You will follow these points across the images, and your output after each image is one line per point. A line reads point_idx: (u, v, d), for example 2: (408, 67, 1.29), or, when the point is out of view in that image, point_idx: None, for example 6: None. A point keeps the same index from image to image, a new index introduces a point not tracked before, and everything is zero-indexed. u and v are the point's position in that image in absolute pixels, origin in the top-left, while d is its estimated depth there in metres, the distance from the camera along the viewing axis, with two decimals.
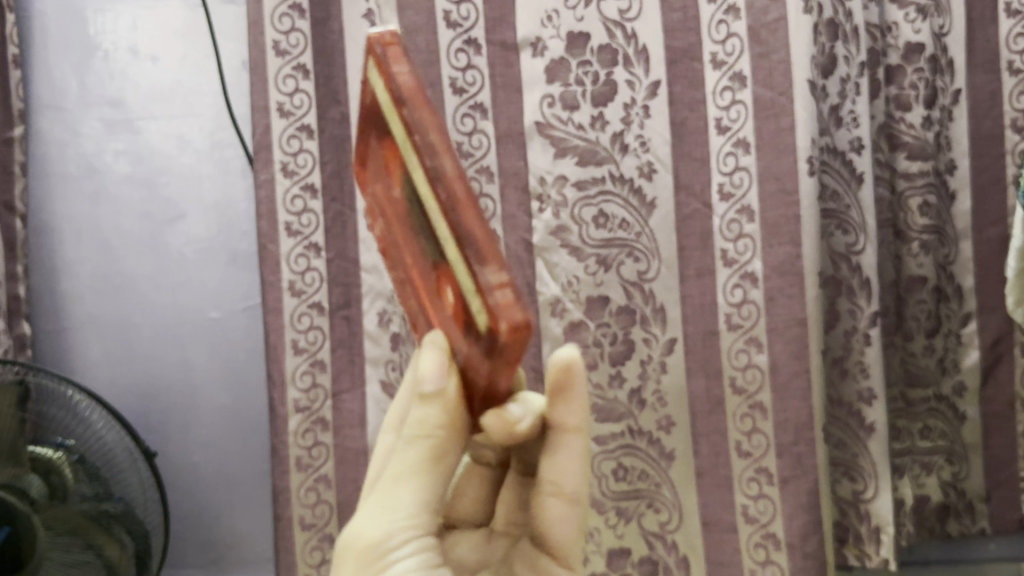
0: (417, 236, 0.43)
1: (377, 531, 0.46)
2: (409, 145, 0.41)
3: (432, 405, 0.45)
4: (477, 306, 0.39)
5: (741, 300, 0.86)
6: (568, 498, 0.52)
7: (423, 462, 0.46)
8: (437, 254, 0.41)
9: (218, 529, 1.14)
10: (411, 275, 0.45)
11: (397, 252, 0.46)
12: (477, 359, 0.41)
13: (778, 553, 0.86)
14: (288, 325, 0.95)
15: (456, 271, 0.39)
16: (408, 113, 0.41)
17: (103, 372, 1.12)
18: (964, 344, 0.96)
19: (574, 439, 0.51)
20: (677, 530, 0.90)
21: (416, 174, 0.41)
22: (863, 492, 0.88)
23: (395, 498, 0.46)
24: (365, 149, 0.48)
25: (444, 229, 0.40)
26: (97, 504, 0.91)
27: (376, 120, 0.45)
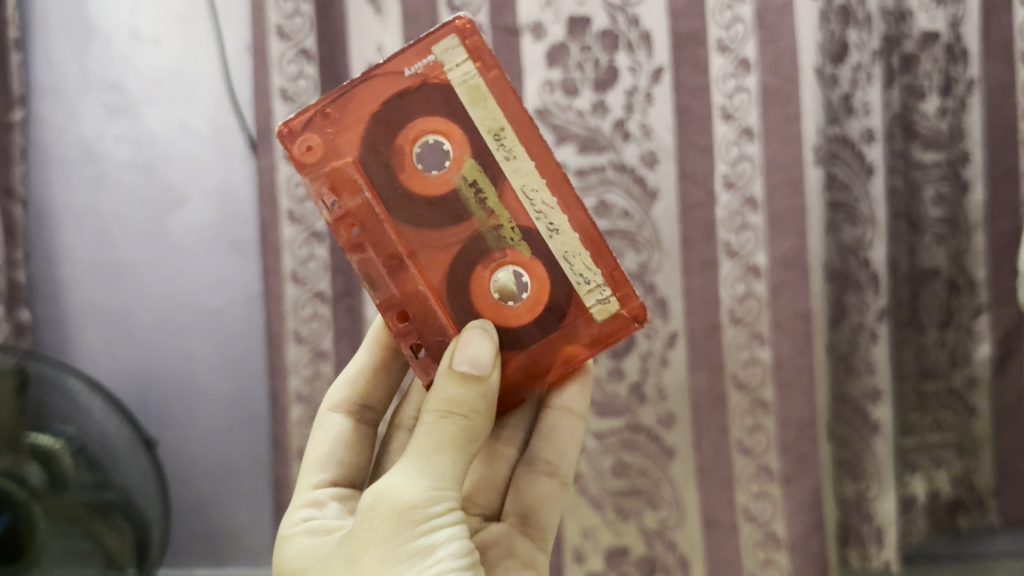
0: (490, 222, 0.62)
1: (422, 495, 0.53)
2: (521, 140, 0.60)
3: (470, 387, 0.56)
4: (594, 291, 0.62)
5: (744, 293, 0.84)
6: (559, 478, 0.74)
7: (459, 437, 0.55)
8: (531, 240, 0.62)
9: (215, 517, 1.14)
10: (456, 255, 0.63)
11: (437, 232, 0.63)
12: (555, 334, 0.63)
13: (778, 552, 0.84)
14: (290, 314, 0.93)
15: (572, 256, 0.61)
16: (517, 112, 0.60)
17: (105, 358, 1.12)
18: (975, 338, 0.93)
19: (572, 427, 0.74)
20: (677, 528, 0.88)
21: (521, 166, 0.61)
22: (866, 491, 0.86)
23: (434, 468, 0.54)
24: (384, 129, 0.62)
25: (560, 221, 0.61)
26: (96, 493, 0.91)
27: (434, 103, 0.61)
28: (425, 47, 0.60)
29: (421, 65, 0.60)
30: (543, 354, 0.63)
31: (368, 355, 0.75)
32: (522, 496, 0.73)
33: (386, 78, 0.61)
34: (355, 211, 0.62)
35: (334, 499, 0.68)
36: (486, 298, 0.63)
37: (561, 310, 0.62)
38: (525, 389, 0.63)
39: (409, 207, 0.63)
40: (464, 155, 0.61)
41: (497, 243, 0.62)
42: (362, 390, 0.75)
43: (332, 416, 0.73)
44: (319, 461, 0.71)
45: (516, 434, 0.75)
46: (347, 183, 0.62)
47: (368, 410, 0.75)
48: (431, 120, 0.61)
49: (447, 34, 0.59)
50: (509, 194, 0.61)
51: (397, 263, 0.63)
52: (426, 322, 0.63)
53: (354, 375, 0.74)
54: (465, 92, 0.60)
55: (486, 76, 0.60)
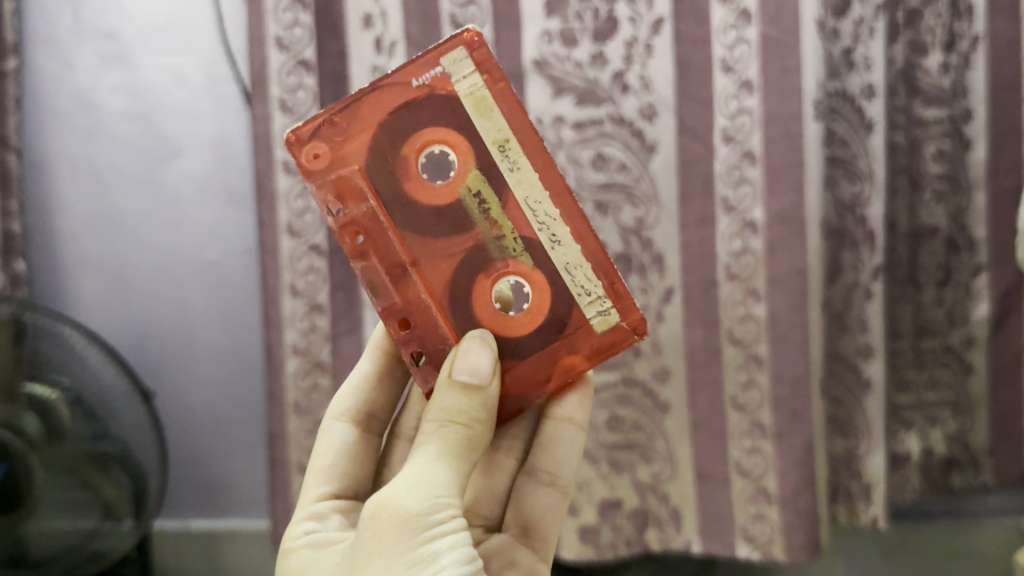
0: (493, 233, 0.58)
1: (424, 502, 0.50)
2: (527, 152, 0.57)
3: (471, 397, 0.54)
4: (594, 302, 0.58)
5: (741, 249, 0.81)
6: (559, 489, 0.70)
7: (461, 445, 0.53)
8: (533, 252, 0.58)
9: (213, 468, 1.15)
10: (458, 265, 0.59)
11: (441, 242, 0.59)
12: (554, 345, 0.58)
13: (768, 508, 0.82)
14: (286, 266, 0.92)
15: (573, 267, 0.58)
16: (524, 123, 0.57)
17: (101, 311, 1.12)
18: (973, 297, 0.92)
19: (573, 438, 0.69)
20: (669, 482, 0.88)
21: (525, 178, 0.57)
22: (857, 449, 0.86)
23: (436, 474, 0.51)
24: (391, 137, 0.58)
25: (563, 232, 0.58)
26: (93, 444, 0.93)
27: (438, 111, 0.57)
28: (433, 58, 0.57)
29: (430, 75, 0.57)
30: (542, 365, 0.58)
31: (371, 363, 0.71)
32: (524, 507, 0.70)
33: (393, 89, 0.57)
34: (359, 219, 0.58)
35: (336, 512, 0.64)
36: (488, 310, 0.59)
37: (561, 322, 0.58)
38: (526, 398, 0.59)
39: (413, 215, 0.59)
40: (469, 166, 0.57)
41: (499, 253, 0.58)
42: (368, 399, 0.70)
43: (336, 425, 0.69)
44: (322, 472, 0.66)
45: (516, 443, 0.71)
46: (354, 191, 0.58)
47: (373, 419, 0.71)
48: (437, 129, 0.57)
49: (455, 46, 0.56)
50: (513, 207, 0.57)
51: (399, 271, 0.59)
52: (428, 330, 0.59)
53: (358, 383, 0.70)
54: (471, 104, 0.57)
55: (492, 88, 0.57)
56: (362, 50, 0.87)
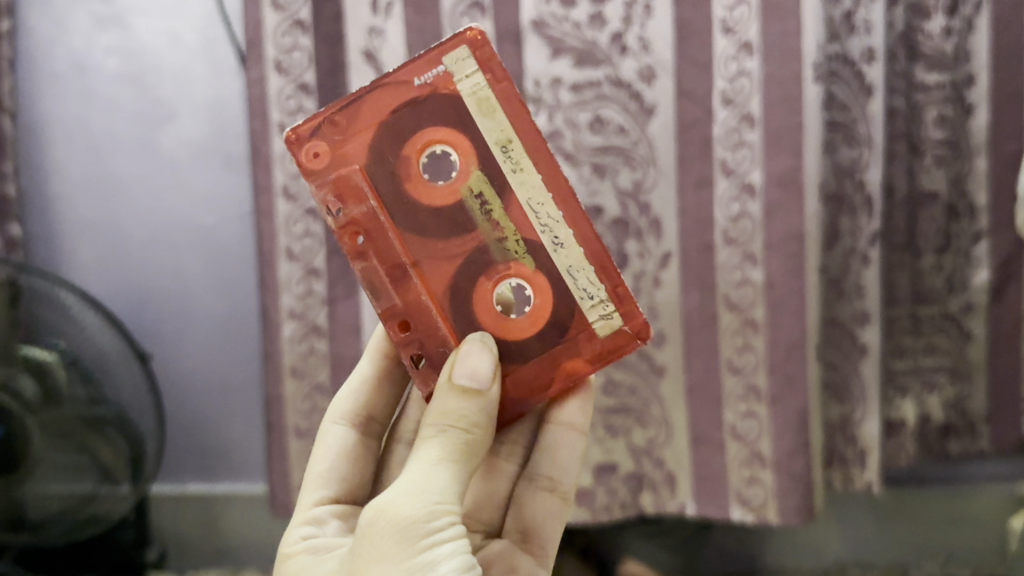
0: (495, 234, 0.58)
1: (422, 509, 0.49)
2: (529, 152, 0.57)
3: (471, 401, 0.52)
4: (596, 306, 0.58)
5: (737, 214, 0.80)
6: (560, 494, 0.68)
7: (459, 450, 0.52)
8: (535, 253, 0.57)
9: (209, 432, 1.16)
10: (459, 266, 0.58)
11: (441, 243, 0.58)
12: (556, 349, 0.58)
13: (762, 472, 0.83)
14: (282, 229, 0.91)
15: (575, 270, 0.57)
16: (527, 123, 0.57)
17: (98, 274, 1.12)
18: (973, 263, 0.92)
19: (573, 443, 0.68)
20: (664, 447, 0.87)
21: (527, 179, 0.57)
22: (852, 414, 0.86)
23: (435, 479, 0.50)
24: (392, 136, 0.58)
25: (565, 234, 0.57)
26: (89, 408, 0.93)
27: (440, 110, 0.57)
28: (435, 57, 0.57)
29: (432, 75, 0.57)
30: (543, 369, 0.58)
31: (369, 366, 0.70)
32: (524, 513, 0.67)
33: (395, 88, 0.57)
34: (360, 219, 0.58)
35: (336, 516, 0.64)
36: (489, 312, 0.58)
37: (563, 325, 0.58)
38: (526, 403, 0.58)
39: (413, 215, 0.58)
40: (471, 166, 0.57)
41: (501, 254, 0.58)
42: (366, 402, 0.69)
43: (333, 429, 0.68)
44: (321, 476, 0.66)
45: (517, 448, 0.70)
46: (354, 191, 0.58)
47: (372, 423, 0.70)
48: (439, 129, 0.57)
49: (458, 45, 0.56)
50: (515, 207, 0.57)
51: (400, 272, 0.58)
52: (429, 333, 0.58)
53: (357, 387, 0.69)
54: (473, 104, 0.57)
55: (495, 88, 0.57)
56: (358, 8, 0.83)
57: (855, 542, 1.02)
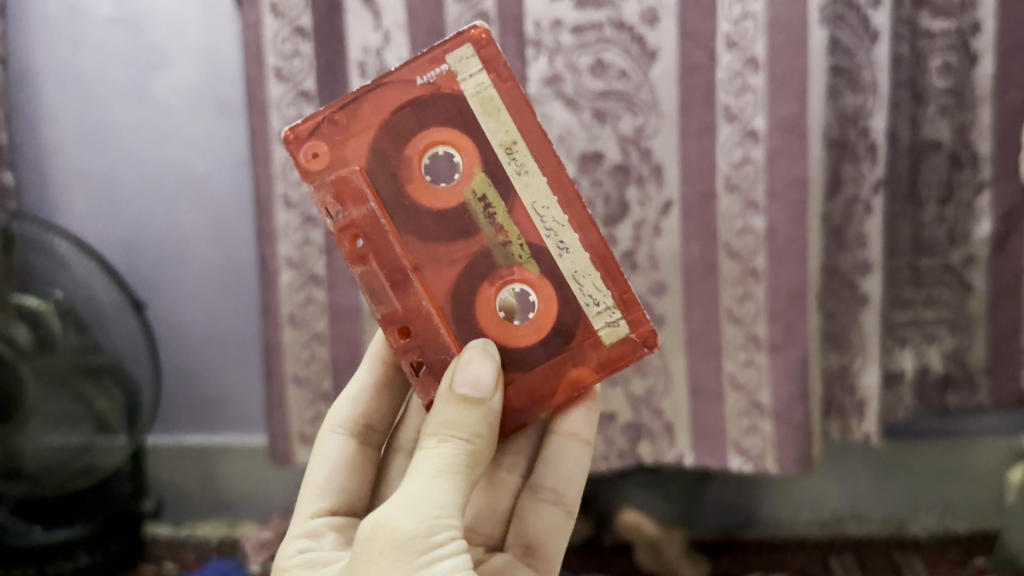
0: (498, 238, 0.56)
1: (420, 523, 0.46)
2: (534, 154, 0.55)
3: (472, 410, 0.50)
4: (602, 312, 0.56)
5: (741, 160, 0.78)
6: (564, 507, 0.64)
7: (462, 463, 0.49)
8: (539, 258, 0.56)
9: (205, 382, 1.15)
10: (461, 272, 0.56)
11: (443, 246, 0.56)
12: (560, 357, 0.56)
13: (762, 421, 0.82)
14: (279, 176, 0.89)
15: (581, 276, 0.56)
16: (531, 124, 0.55)
17: (93, 223, 1.11)
18: (975, 214, 0.90)
19: (578, 455, 0.64)
20: (663, 397, 0.86)
21: (532, 181, 0.55)
22: (851, 364, 0.86)
23: (436, 492, 0.47)
24: (393, 136, 0.56)
25: (571, 238, 0.55)
26: (85, 357, 0.94)
27: (442, 111, 0.55)
28: (438, 55, 0.55)
29: (434, 74, 0.55)
30: (548, 379, 0.56)
31: (370, 373, 0.66)
32: (526, 525, 0.63)
33: (397, 87, 0.56)
34: (359, 221, 0.56)
35: (332, 529, 0.60)
36: (492, 319, 0.56)
37: (568, 333, 0.56)
38: (529, 413, 0.55)
39: (415, 218, 0.56)
40: (474, 168, 0.55)
41: (504, 259, 0.56)
42: (366, 411, 0.66)
43: (332, 437, 0.64)
44: (318, 488, 0.62)
45: (519, 460, 0.65)
46: (353, 193, 0.56)
47: (371, 432, 0.66)
48: (442, 130, 0.55)
49: (462, 43, 0.55)
50: (519, 210, 0.55)
51: (401, 277, 0.56)
52: (430, 340, 0.56)
53: (356, 396, 0.66)
54: (477, 104, 0.55)
55: (499, 87, 0.55)
56: None
57: (852, 495, 1.03)
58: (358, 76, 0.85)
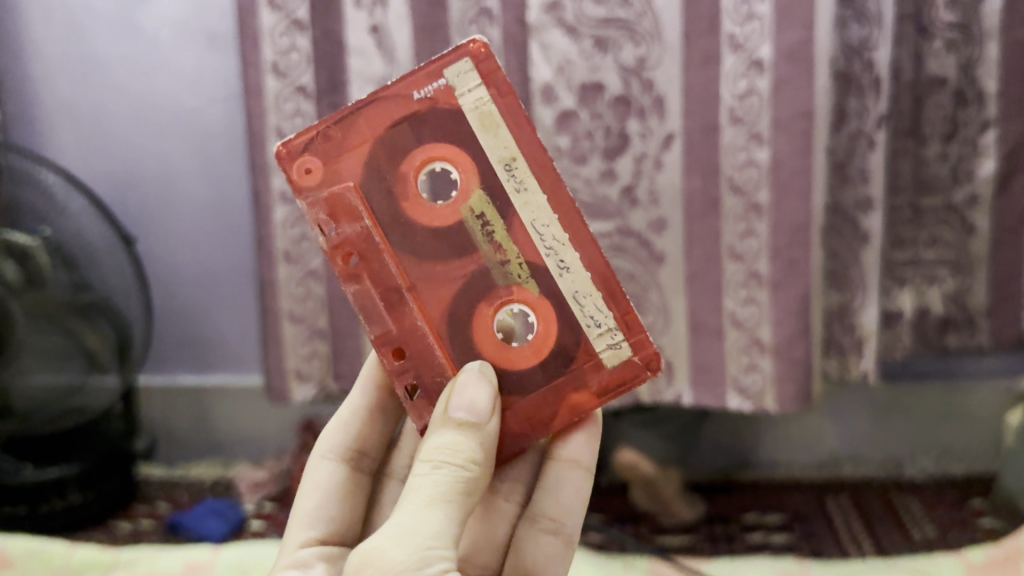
0: (497, 257, 0.53)
1: (410, 554, 0.43)
2: (535, 172, 0.53)
3: (469, 437, 0.47)
4: (604, 334, 0.53)
5: (745, 91, 0.76)
6: (564, 537, 0.59)
7: (457, 490, 0.46)
8: (539, 277, 0.53)
9: (198, 322, 1.14)
10: (458, 291, 0.54)
11: (440, 265, 0.54)
12: (560, 381, 0.53)
13: (762, 359, 0.81)
14: (271, 108, 0.85)
15: (582, 296, 0.53)
16: (532, 140, 0.53)
17: (82, 160, 1.08)
18: (979, 153, 0.88)
19: (578, 483, 0.58)
20: (662, 335, 0.85)
21: (531, 199, 0.53)
22: (851, 302, 0.84)
23: (427, 521, 0.44)
24: (388, 152, 0.53)
25: (571, 258, 0.53)
26: (74, 294, 0.93)
27: (437, 124, 0.53)
28: (436, 70, 0.53)
29: (432, 88, 0.53)
30: (548, 402, 0.53)
31: (363, 396, 0.64)
32: (523, 556, 0.58)
33: (392, 102, 0.53)
34: (352, 239, 0.53)
35: (321, 559, 0.58)
36: (489, 341, 0.53)
37: (568, 355, 0.53)
38: (526, 439, 0.52)
39: (411, 237, 0.54)
40: (472, 185, 0.53)
41: (503, 279, 0.53)
42: (358, 435, 0.64)
43: (322, 465, 0.63)
44: (306, 515, 0.60)
45: (518, 487, 0.60)
46: (348, 210, 0.53)
47: (364, 457, 0.64)
48: (440, 145, 0.53)
49: (461, 57, 0.52)
50: (518, 228, 0.53)
51: (396, 296, 0.53)
52: (425, 360, 0.53)
53: (347, 419, 0.64)
54: (476, 120, 0.53)
55: (498, 102, 0.53)
56: None
57: (851, 437, 1.03)
58: (352, 5, 0.82)
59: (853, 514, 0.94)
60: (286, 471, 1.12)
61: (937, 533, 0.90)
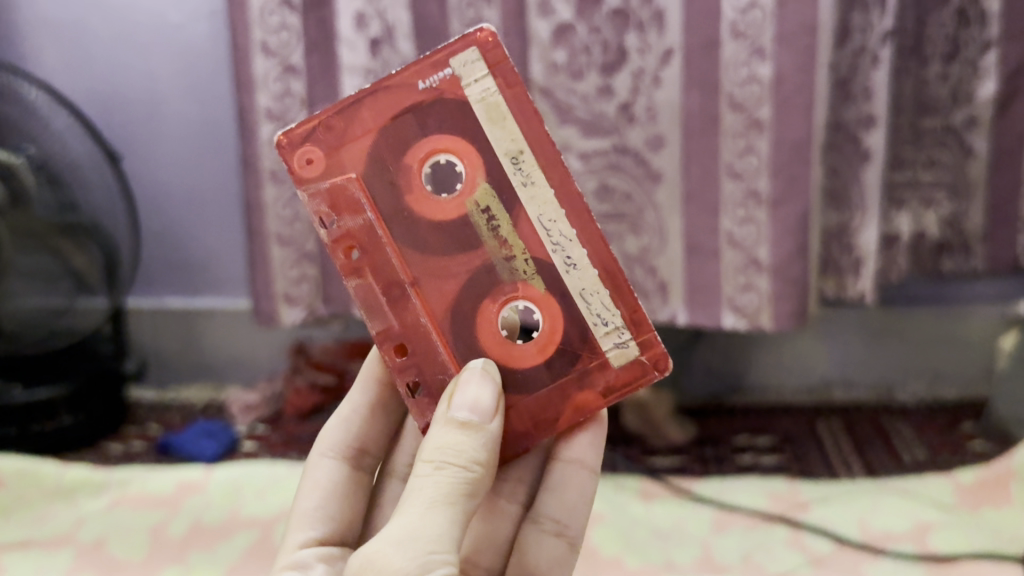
0: (502, 252, 0.52)
1: (411, 560, 0.41)
2: (542, 164, 0.51)
3: (472, 435, 0.45)
4: (611, 333, 0.51)
5: (748, 5, 0.74)
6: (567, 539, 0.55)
7: (460, 492, 0.44)
8: (545, 273, 0.51)
9: (186, 244, 1.12)
10: (462, 286, 0.52)
11: (443, 259, 0.52)
12: (565, 380, 0.51)
13: (759, 278, 0.81)
14: (256, 22, 0.82)
15: (589, 293, 0.51)
16: (539, 132, 0.51)
17: (63, 76, 1.05)
18: (980, 74, 0.86)
19: (584, 485, 0.56)
20: (658, 256, 0.85)
21: (538, 193, 0.51)
22: (850, 222, 0.84)
23: (428, 523, 0.42)
24: (391, 143, 0.52)
25: (579, 253, 0.51)
26: (61, 213, 0.91)
27: (444, 118, 0.51)
28: (442, 58, 0.51)
29: (437, 78, 0.51)
30: (553, 402, 0.51)
31: (364, 394, 0.62)
32: (525, 558, 0.55)
33: (396, 92, 0.51)
34: (354, 232, 0.52)
35: (321, 560, 0.54)
36: (493, 337, 0.52)
37: (574, 352, 0.51)
38: (529, 439, 0.51)
39: (414, 230, 0.52)
40: (477, 177, 0.51)
41: (508, 274, 0.52)
42: (359, 433, 0.61)
43: (322, 463, 0.60)
44: (306, 516, 0.57)
45: (520, 487, 0.57)
46: (349, 201, 0.51)
47: (365, 456, 0.61)
48: (444, 137, 0.51)
49: (467, 46, 0.51)
50: (524, 223, 0.51)
51: (398, 291, 0.52)
52: (427, 357, 0.52)
53: (347, 417, 0.61)
54: (482, 111, 0.51)
55: (505, 93, 0.51)
56: None
57: (844, 363, 1.03)
58: None
59: (843, 436, 0.95)
60: (276, 393, 1.12)
61: (927, 456, 0.90)
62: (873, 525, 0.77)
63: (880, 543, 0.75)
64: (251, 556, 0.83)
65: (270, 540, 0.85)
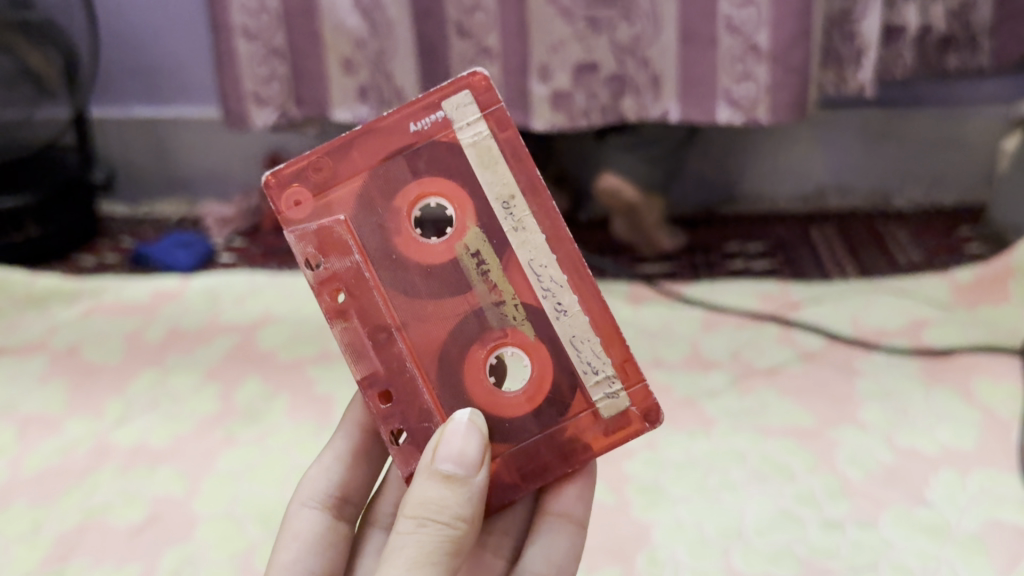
0: (492, 297, 0.43)
1: None
2: (536, 208, 0.43)
3: (458, 490, 0.37)
4: (600, 383, 0.42)
5: None
6: None
7: (444, 552, 0.36)
8: (539, 321, 0.43)
9: (151, 50, 1.05)
10: (450, 331, 0.43)
11: (431, 303, 0.43)
12: (555, 431, 0.42)
13: (757, 67, 0.76)
14: None
15: (579, 341, 0.43)
16: (538, 175, 0.43)
17: None
18: None
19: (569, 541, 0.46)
20: (651, 45, 0.80)
21: (531, 238, 0.43)
22: (852, 8, 0.79)
23: None
24: (381, 185, 0.43)
25: (571, 299, 0.43)
26: (12, 12, 0.84)
27: (436, 161, 0.43)
28: (432, 101, 0.42)
29: (428, 121, 0.42)
30: (542, 456, 0.42)
31: (346, 440, 0.50)
32: None
33: (383, 134, 0.43)
34: (340, 275, 0.43)
35: None
36: (479, 387, 0.43)
37: (563, 402, 0.43)
38: (517, 492, 0.42)
39: (398, 272, 0.43)
40: (468, 221, 0.43)
41: (498, 321, 0.43)
42: (342, 478, 0.50)
43: (300, 514, 0.48)
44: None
45: (506, 542, 0.47)
46: (337, 243, 0.43)
47: (346, 505, 0.50)
48: (434, 181, 0.43)
49: (460, 89, 0.42)
50: (514, 268, 0.43)
51: (383, 337, 0.43)
52: (414, 404, 0.42)
53: (328, 463, 0.50)
54: (473, 155, 0.43)
55: (498, 137, 0.43)
56: None
57: (840, 166, 1.00)
58: None
59: (839, 241, 0.92)
60: (253, 208, 1.08)
61: (924, 258, 0.88)
62: (866, 321, 0.76)
63: (874, 339, 0.73)
64: (231, 360, 0.80)
65: (251, 343, 0.83)
